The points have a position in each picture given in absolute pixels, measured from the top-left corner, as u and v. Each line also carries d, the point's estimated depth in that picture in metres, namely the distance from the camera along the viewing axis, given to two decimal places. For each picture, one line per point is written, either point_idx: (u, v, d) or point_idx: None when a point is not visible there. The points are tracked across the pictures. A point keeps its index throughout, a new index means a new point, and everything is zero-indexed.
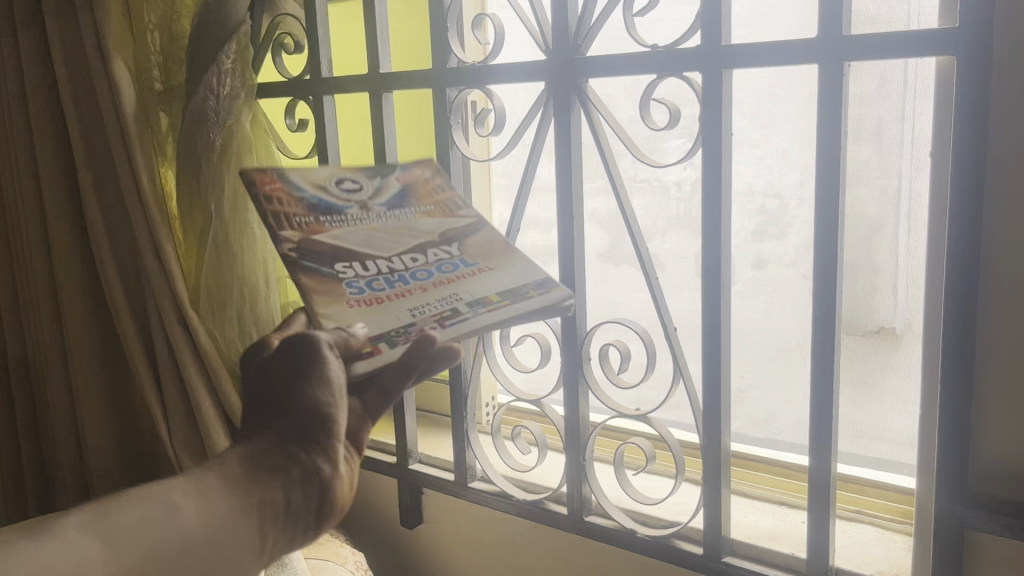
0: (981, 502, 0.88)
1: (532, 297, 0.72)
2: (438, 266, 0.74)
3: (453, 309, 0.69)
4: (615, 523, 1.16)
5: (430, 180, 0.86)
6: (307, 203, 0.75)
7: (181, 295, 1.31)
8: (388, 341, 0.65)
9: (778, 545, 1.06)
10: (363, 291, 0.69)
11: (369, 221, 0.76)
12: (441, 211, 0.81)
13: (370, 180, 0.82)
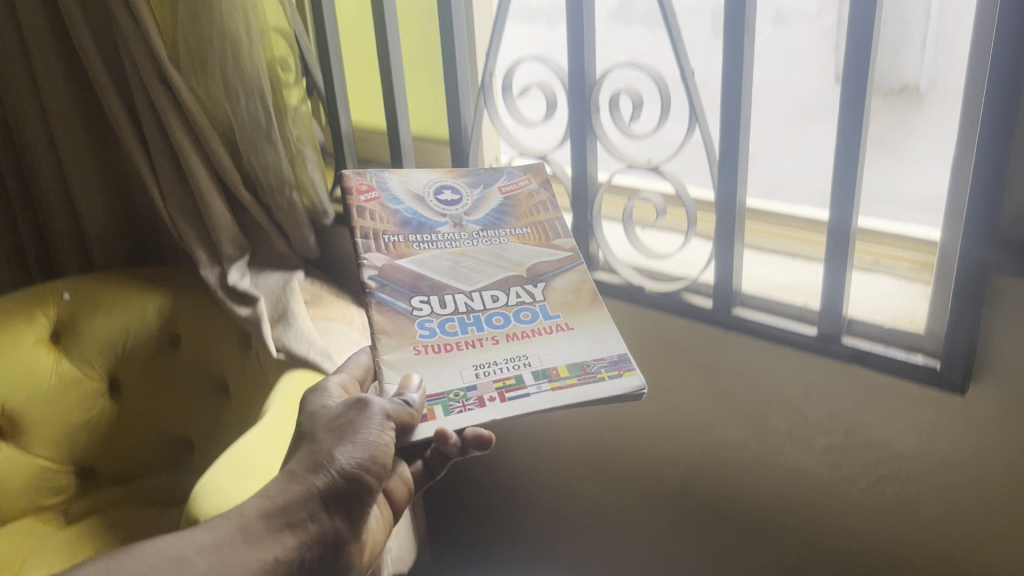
0: (1010, 245, 0.79)
1: (601, 378, 0.70)
2: (515, 314, 0.76)
3: (518, 378, 0.70)
4: (623, 279, 1.13)
5: (530, 191, 0.86)
6: (401, 221, 0.81)
7: (159, 50, 1.23)
8: (444, 404, 0.69)
9: (790, 296, 1.01)
10: (432, 335, 0.74)
11: (458, 243, 0.80)
12: (538, 236, 0.82)
13: (471, 192, 0.85)
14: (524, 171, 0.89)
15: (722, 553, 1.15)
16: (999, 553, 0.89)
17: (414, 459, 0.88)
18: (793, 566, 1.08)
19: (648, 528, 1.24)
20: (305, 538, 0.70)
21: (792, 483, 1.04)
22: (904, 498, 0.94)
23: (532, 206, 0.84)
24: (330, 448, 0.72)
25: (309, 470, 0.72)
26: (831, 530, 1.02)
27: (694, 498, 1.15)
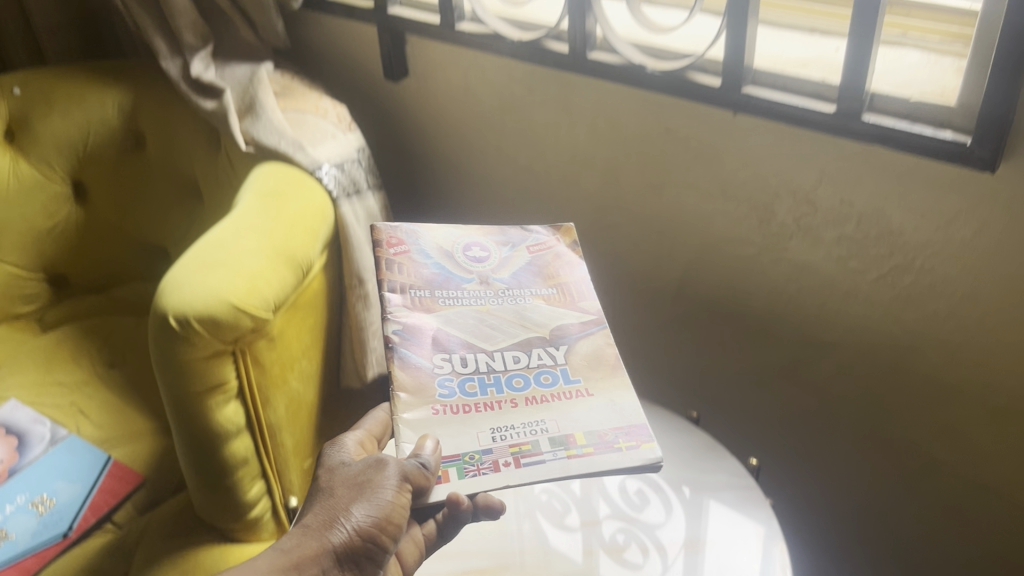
0: None
1: (619, 449, 0.64)
2: (535, 377, 0.71)
3: (533, 444, 0.64)
4: (621, 59, 0.97)
5: (557, 254, 0.85)
6: (429, 276, 0.79)
7: None
8: (460, 467, 0.63)
9: (808, 71, 0.88)
10: (453, 395, 0.68)
11: (482, 302, 0.77)
12: (563, 297, 0.79)
13: (498, 252, 0.84)
14: (551, 232, 0.89)
15: (717, 356, 1.11)
16: (1010, 343, 0.85)
17: (426, 519, 0.73)
18: (790, 366, 1.04)
19: (640, 334, 1.20)
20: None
21: (794, 279, 0.98)
22: (913, 291, 0.89)
23: (557, 268, 0.83)
24: (345, 505, 0.63)
25: (323, 523, 0.63)
26: (831, 328, 0.98)
27: (690, 300, 1.10)
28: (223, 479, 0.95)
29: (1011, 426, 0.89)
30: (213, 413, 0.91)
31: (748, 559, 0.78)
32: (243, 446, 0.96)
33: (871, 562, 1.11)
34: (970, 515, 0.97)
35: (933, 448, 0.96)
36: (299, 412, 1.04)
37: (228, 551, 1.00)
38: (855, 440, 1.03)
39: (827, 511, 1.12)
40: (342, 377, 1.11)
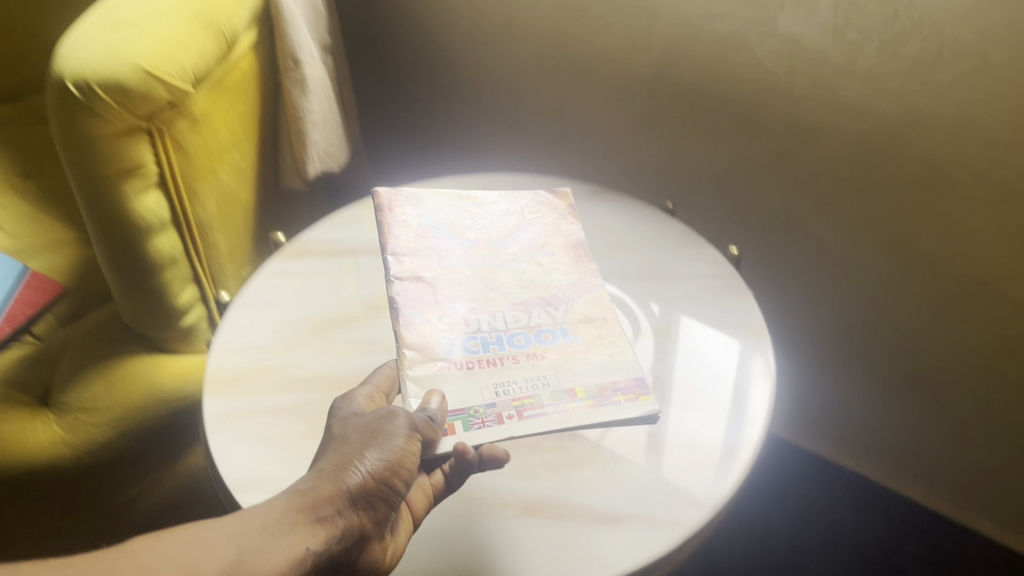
0: None
1: (622, 406, 0.65)
2: (537, 334, 0.71)
3: (534, 397, 0.65)
4: None
5: (557, 218, 0.84)
6: (431, 241, 0.79)
7: None
8: (465, 420, 0.63)
9: None
10: (458, 353, 0.68)
11: (481, 265, 0.77)
12: (567, 261, 0.78)
13: (496, 218, 0.82)
14: (550, 195, 0.86)
15: (695, 153, 1.03)
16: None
17: (434, 467, 0.60)
18: (774, 160, 0.96)
19: (613, 134, 1.11)
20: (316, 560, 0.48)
21: (784, 58, 0.88)
22: (918, 63, 0.80)
23: (555, 232, 0.82)
24: (355, 450, 0.54)
25: (332, 469, 0.52)
26: (823, 113, 0.89)
27: (668, 90, 1.00)
28: (149, 279, 0.86)
29: (1013, 214, 0.82)
30: (130, 201, 0.81)
31: (722, 346, 0.72)
32: (170, 244, 0.86)
33: (847, 369, 1.08)
34: (958, 316, 0.92)
35: (924, 243, 0.90)
36: (233, 211, 0.94)
37: (161, 362, 0.93)
38: (840, 240, 0.97)
39: (803, 318, 1.07)
40: (282, 177, 1.01)
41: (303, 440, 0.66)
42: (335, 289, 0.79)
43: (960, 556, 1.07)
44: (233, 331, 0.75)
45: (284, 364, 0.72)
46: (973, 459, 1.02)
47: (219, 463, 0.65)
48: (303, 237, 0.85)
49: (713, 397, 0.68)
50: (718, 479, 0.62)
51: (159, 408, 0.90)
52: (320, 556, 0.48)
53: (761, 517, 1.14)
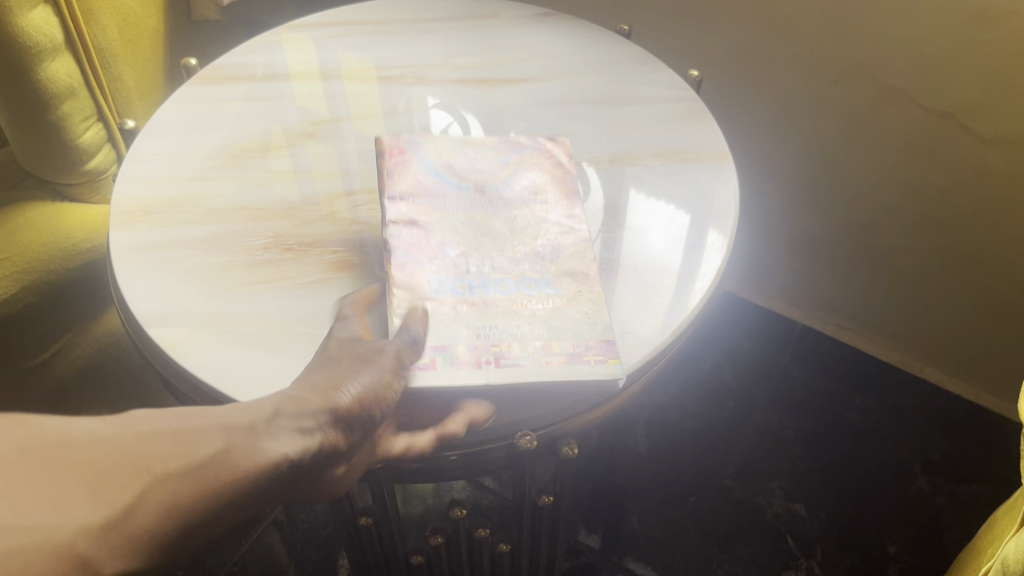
0: None
1: (600, 367, 0.50)
2: (521, 279, 0.55)
3: (515, 344, 0.51)
4: None
5: (563, 167, 0.64)
6: (424, 185, 0.60)
7: None
8: (445, 358, 0.50)
9: None
10: (448, 292, 0.54)
11: (479, 209, 0.59)
12: (555, 213, 0.60)
13: (497, 160, 0.63)
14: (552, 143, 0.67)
15: None
16: None
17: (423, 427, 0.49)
18: None
19: None
20: (293, 468, 0.43)
21: None
22: None
23: (554, 180, 0.63)
24: (344, 369, 0.46)
25: (319, 381, 0.45)
26: None
27: None
28: (43, 113, 0.76)
29: (987, 36, 0.78)
30: (15, 18, 0.70)
31: (678, 170, 0.67)
32: (65, 72, 0.76)
33: (800, 219, 1.04)
34: (921, 154, 0.89)
35: (890, 73, 0.86)
36: (138, 40, 0.84)
37: (65, 210, 0.85)
38: (802, 75, 0.92)
39: (758, 166, 1.03)
40: (192, 5, 0.90)
41: (223, 272, 0.60)
42: (250, 115, 0.71)
43: (906, 404, 1.08)
44: (139, 162, 0.67)
45: (200, 193, 0.65)
46: (926, 305, 1.01)
47: (129, 298, 0.58)
48: (216, 62, 0.75)
49: (670, 222, 0.63)
50: (676, 303, 0.57)
51: (66, 258, 0.82)
52: (291, 466, 0.42)
53: (711, 373, 1.12)
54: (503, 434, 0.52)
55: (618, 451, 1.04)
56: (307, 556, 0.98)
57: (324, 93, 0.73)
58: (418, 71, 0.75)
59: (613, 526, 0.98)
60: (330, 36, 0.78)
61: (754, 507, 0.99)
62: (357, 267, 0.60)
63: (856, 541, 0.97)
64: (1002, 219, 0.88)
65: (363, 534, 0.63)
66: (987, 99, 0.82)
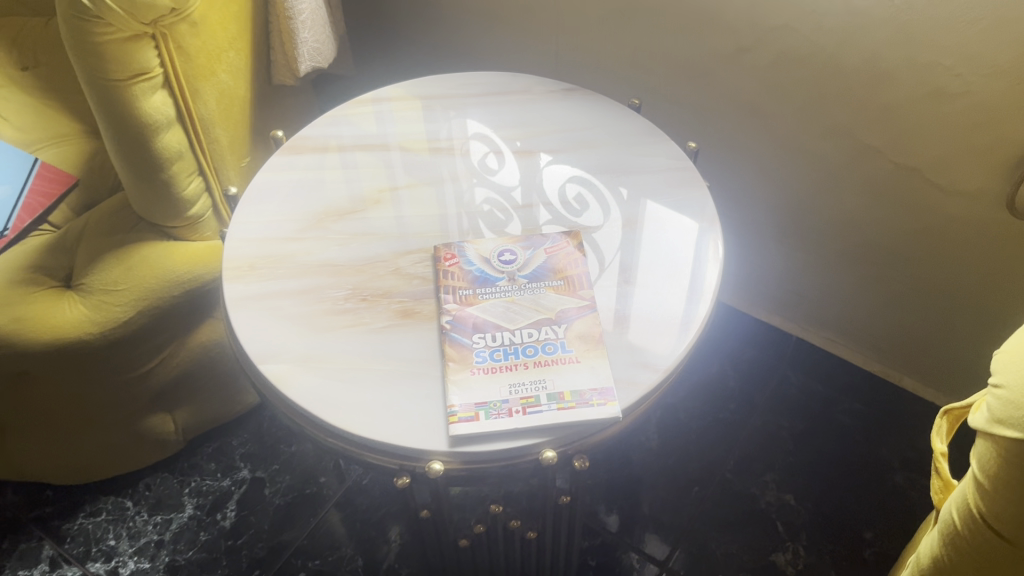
0: None
1: (600, 409, 0.69)
2: (543, 344, 0.74)
3: (536, 397, 0.70)
4: None
5: (574, 253, 0.82)
6: (470, 276, 0.80)
7: None
8: (487, 411, 0.69)
9: None
10: (489, 360, 0.73)
11: (510, 294, 0.78)
12: (570, 288, 0.79)
13: (524, 251, 0.82)
14: (567, 233, 0.85)
15: (661, 47, 1.11)
16: (956, 17, 0.85)
17: None
18: (733, 54, 1.05)
19: (584, 28, 1.18)
20: None
21: None
22: None
23: (568, 260, 0.81)
24: None
25: None
26: (778, 11, 0.97)
27: None
28: (158, 173, 0.94)
29: (944, 107, 0.91)
30: (139, 101, 0.87)
31: (680, 232, 0.84)
32: (175, 140, 0.94)
33: (794, 246, 1.19)
34: (894, 199, 1.03)
35: (866, 132, 1.00)
36: (231, 107, 1.01)
37: (171, 247, 1.01)
38: (792, 129, 1.06)
39: (757, 200, 1.18)
40: (274, 73, 1.10)
41: (315, 317, 0.77)
42: (332, 182, 0.90)
43: (888, 409, 1.22)
44: (244, 224, 0.85)
45: (293, 252, 0.83)
46: (903, 324, 1.16)
47: (244, 339, 0.75)
48: (299, 135, 0.95)
49: (674, 280, 0.80)
50: (671, 349, 0.74)
51: (176, 289, 0.99)
52: None
53: (716, 376, 1.28)
54: (531, 450, 0.68)
55: (632, 446, 1.21)
56: (364, 532, 1.16)
57: (384, 162, 0.92)
58: (463, 144, 0.94)
59: (627, 510, 1.14)
60: (390, 109, 0.99)
61: (749, 496, 1.15)
62: (418, 315, 0.77)
63: (839, 528, 1.11)
64: (963, 256, 1.02)
65: (422, 523, 0.80)
66: (946, 158, 0.95)
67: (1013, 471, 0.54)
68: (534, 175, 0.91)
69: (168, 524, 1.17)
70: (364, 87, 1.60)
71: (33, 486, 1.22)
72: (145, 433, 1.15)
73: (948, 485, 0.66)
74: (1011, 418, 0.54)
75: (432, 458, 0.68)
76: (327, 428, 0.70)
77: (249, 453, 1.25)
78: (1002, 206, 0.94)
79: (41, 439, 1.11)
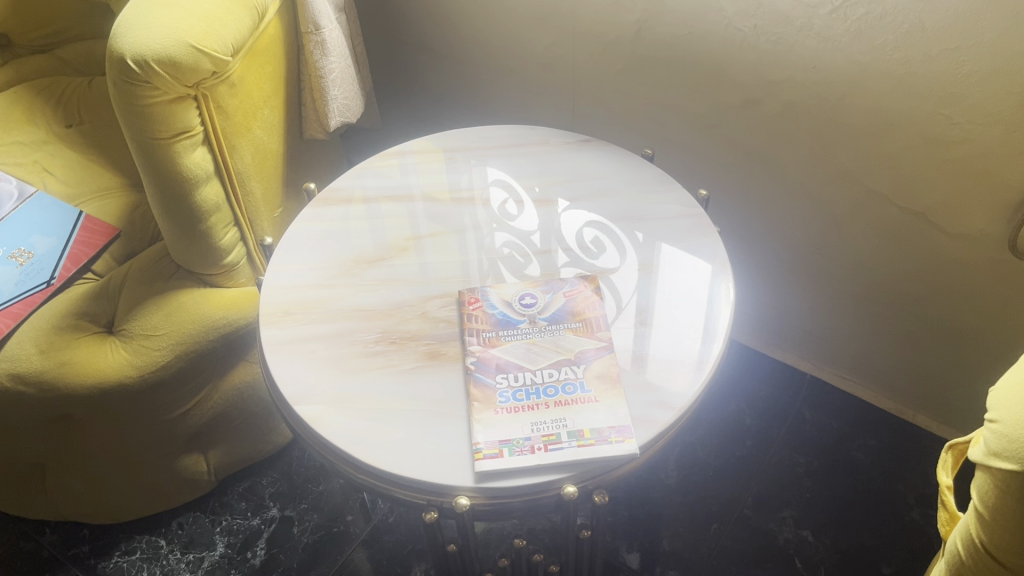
0: None
1: (617, 444, 0.72)
2: (563, 384, 0.78)
3: (556, 434, 0.73)
4: None
5: (590, 296, 0.86)
6: (493, 318, 0.84)
7: None
8: (510, 448, 0.73)
9: None
10: (512, 399, 0.76)
11: (530, 336, 0.82)
12: (588, 330, 0.83)
13: (543, 294, 0.86)
14: (583, 277, 0.89)
15: (672, 99, 1.16)
16: (953, 70, 0.89)
17: None
18: (742, 105, 1.09)
19: (597, 81, 1.24)
20: None
21: (750, 17, 1.01)
22: (866, 23, 0.92)
23: (586, 303, 0.85)
24: None
25: None
26: (784, 65, 1.02)
27: (647, 42, 1.13)
28: (196, 224, 0.99)
29: (945, 154, 0.95)
30: (182, 158, 0.93)
31: (695, 275, 0.88)
32: (214, 193, 0.99)
33: (806, 287, 1.22)
34: (901, 241, 1.06)
35: (872, 178, 1.04)
36: (265, 160, 1.07)
37: (208, 294, 1.06)
38: (799, 175, 1.10)
39: (769, 243, 1.22)
40: (305, 128, 1.17)
41: (347, 360, 0.81)
42: (360, 232, 0.95)
43: (904, 445, 1.24)
44: (279, 273, 0.91)
45: (326, 297, 0.88)
46: (915, 362, 1.18)
47: (280, 381, 0.79)
48: (330, 187, 1.01)
49: (690, 320, 0.84)
50: (689, 388, 0.78)
51: (213, 334, 1.04)
52: None
53: (733, 415, 1.31)
54: (553, 485, 0.71)
55: (652, 484, 1.23)
56: (391, 569, 1.19)
57: (409, 212, 0.97)
58: (484, 193, 0.99)
59: (648, 546, 1.17)
60: (415, 162, 1.04)
61: (768, 533, 1.17)
62: (444, 356, 0.81)
63: (858, 564, 1.13)
64: (969, 296, 1.05)
65: (449, 558, 0.83)
66: (949, 203, 0.99)
67: (1011, 502, 0.57)
68: (554, 221, 0.95)
69: (200, 562, 1.20)
70: (390, 136, 1.66)
71: (71, 526, 1.26)
72: (179, 474, 1.19)
73: (954, 517, 0.69)
74: (1007, 451, 0.57)
75: (458, 493, 0.71)
76: (359, 466, 0.74)
77: (278, 492, 1.28)
78: (1005, 248, 0.98)
79: (80, 479, 1.15)
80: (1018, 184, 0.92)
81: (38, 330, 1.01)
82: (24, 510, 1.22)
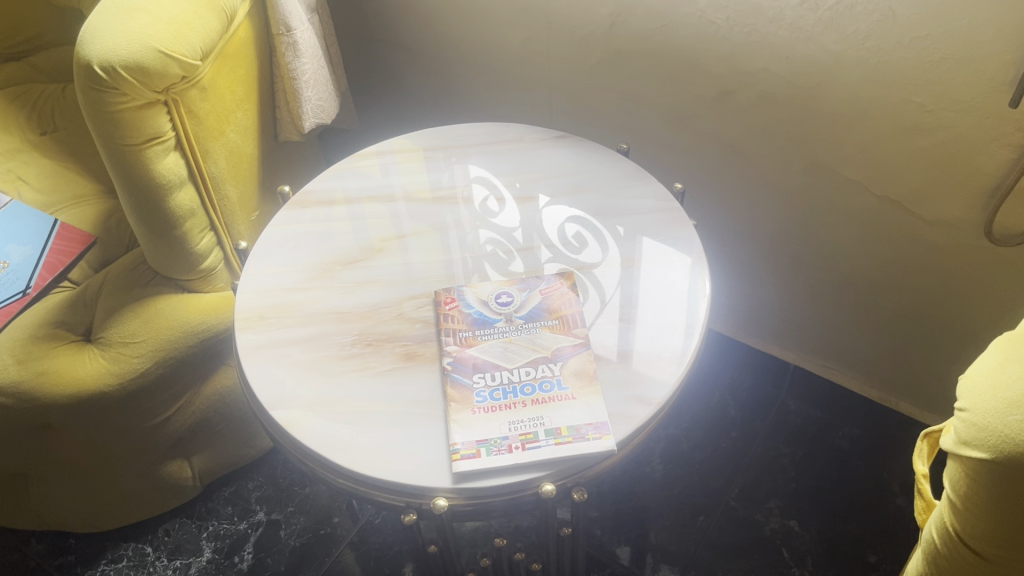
0: None
1: (594, 441, 0.72)
2: (540, 382, 0.77)
3: (534, 433, 0.73)
4: None
5: (566, 293, 0.86)
6: (469, 318, 0.84)
7: None
8: (487, 448, 0.72)
9: None
10: (489, 398, 0.76)
11: (506, 335, 0.82)
12: (565, 326, 0.83)
13: (519, 292, 0.86)
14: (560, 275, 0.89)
15: (648, 92, 1.16)
16: (925, 57, 0.89)
17: None
18: (717, 97, 1.09)
19: (573, 76, 1.23)
20: None
21: (722, 9, 1.01)
22: (837, 12, 0.92)
23: (563, 300, 0.85)
24: None
25: None
26: (758, 56, 1.02)
27: (622, 36, 1.13)
28: (170, 230, 0.98)
29: (918, 142, 0.96)
30: (154, 164, 0.93)
31: (674, 270, 0.88)
32: (187, 198, 0.99)
33: (786, 277, 1.22)
34: (878, 229, 1.06)
35: (848, 167, 1.03)
36: (239, 163, 1.07)
37: (186, 300, 1.05)
38: (776, 165, 1.10)
39: (748, 234, 1.21)
40: (280, 129, 1.17)
41: (323, 363, 0.81)
42: (339, 233, 0.95)
43: (887, 432, 1.24)
44: (255, 277, 0.90)
45: (305, 300, 0.87)
46: (896, 349, 1.18)
47: (256, 386, 0.79)
48: (305, 189, 1.00)
49: (668, 314, 0.83)
50: (666, 381, 0.77)
51: (191, 339, 1.03)
52: None
53: (718, 405, 1.31)
54: (531, 484, 0.71)
55: (638, 477, 1.23)
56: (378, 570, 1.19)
57: (390, 212, 0.97)
58: (465, 191, 0.99)
59: (635, 540, 1.17)
60: (394, 161, 1.04)
61: (754, 523, 1.17)
62: (421, 356, 0.81)
63: (845, 552, 1.13)
64: (947, 283, 1.05)
65: (430, 558, 0.83)
66: (924, 190, 0.99)
67: (982, 490, 0.57)
68: (535, 217, 0.95)
69: (187, 568, 1.20)
70: (367, 136, 1.66)
71: (56, 535, 1.25)
72: (163, 480, 1.19)
73: (930, 506, 0.69)
74: (976, 440, 0.57)
75: (436, 495, 0.71)
76: (337, 470, 0.73)
77: (265, 495, 1.28)
78: (980, 233, 0.98)
79: (63, 488, 1.14)
80: (992, 169, 0.92)
81: (14, 341, 1.01)
82: (9, 520, 1.21)
